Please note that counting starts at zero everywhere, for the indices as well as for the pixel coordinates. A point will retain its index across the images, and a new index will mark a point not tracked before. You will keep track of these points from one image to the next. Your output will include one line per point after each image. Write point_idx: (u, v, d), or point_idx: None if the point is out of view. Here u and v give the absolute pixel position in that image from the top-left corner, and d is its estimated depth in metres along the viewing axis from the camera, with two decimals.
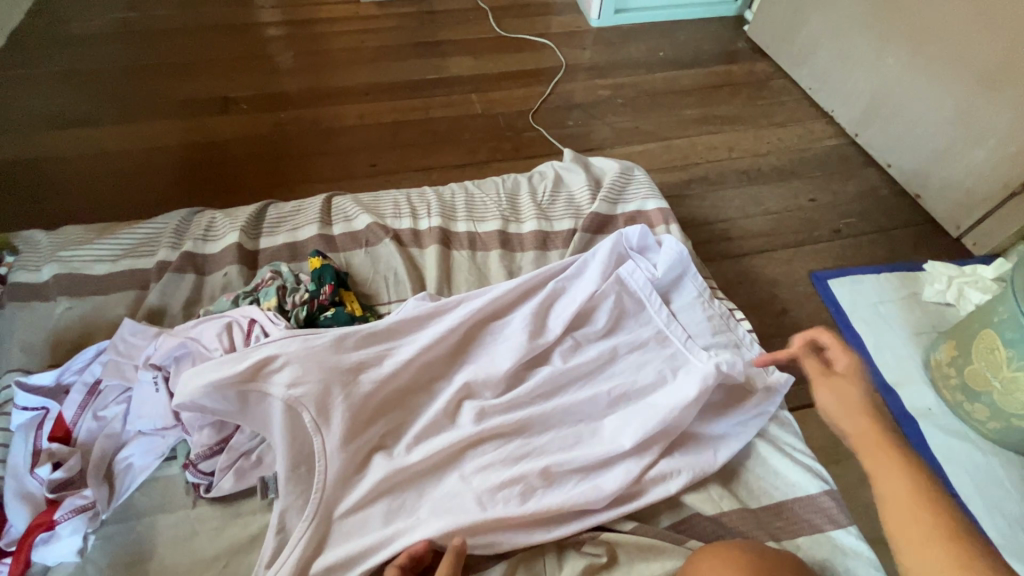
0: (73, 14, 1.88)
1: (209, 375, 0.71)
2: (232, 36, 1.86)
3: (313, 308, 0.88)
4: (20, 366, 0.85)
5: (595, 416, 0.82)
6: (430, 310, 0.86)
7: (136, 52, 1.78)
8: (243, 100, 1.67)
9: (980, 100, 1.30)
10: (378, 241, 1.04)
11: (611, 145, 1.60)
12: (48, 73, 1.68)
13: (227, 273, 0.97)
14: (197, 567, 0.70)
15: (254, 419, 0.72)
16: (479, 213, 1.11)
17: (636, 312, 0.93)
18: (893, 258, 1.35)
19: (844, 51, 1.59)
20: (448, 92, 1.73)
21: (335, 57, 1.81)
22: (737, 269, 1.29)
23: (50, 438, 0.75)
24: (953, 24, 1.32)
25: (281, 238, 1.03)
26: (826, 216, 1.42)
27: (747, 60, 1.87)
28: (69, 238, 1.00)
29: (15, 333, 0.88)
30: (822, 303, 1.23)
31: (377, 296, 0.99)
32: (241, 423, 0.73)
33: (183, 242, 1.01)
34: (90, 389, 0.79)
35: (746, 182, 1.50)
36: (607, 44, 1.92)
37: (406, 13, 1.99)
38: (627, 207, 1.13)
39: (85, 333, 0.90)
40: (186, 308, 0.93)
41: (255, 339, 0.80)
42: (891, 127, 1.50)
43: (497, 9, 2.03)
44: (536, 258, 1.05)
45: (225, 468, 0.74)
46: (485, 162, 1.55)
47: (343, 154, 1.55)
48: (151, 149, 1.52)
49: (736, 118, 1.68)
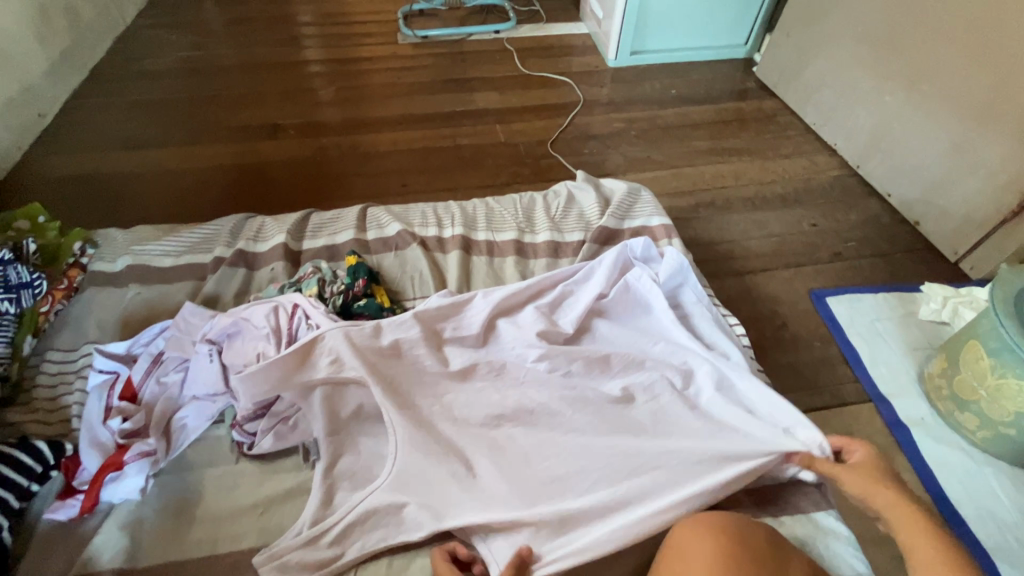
0: (149, 52, 2.14)
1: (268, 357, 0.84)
2: (283, 71, 2.08)
3: (348, 298, 1.00)
4: (95, 339, 0.99)
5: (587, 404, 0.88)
6: (452, 305, 0.96)
7: (200, 85, 2.00)
8: (291, 127, 1.86)
9: (971, 133, 1.38)
10: (406, 246, 1.17)
11: (623, 172, 1.73)
12: (125, 102, 1.91)
13: (274, 268, 1.10)
14: (237, 513, 0.79)
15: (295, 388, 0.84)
16: (498, 224, 1.23)
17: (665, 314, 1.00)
18: (892, 280, 1.41)
19: (846, 89, 1.71)
20: (475, 123, 1.89)
21: (373, 91, 2.01)
22: (740, 285, 1.37)
23: (120, 397, 0.86)
24: (943, 64, 1.42)
25: (321, 241, 1.16)
26: (827, 240, 1.50)
27: (756, 98, 2.00)
28: (141, 236, 1.16)
29: (92, 313, 1.02)
30: (820, 319, 1.29)
31: (403, 293, 1.10)
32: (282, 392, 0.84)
33: (237, 241, 1.15)
34: (155, 358, 0.91)
35: (751, 207, 1.59)
36: (623, 82, 2.08)
37: (440, 53, 2.20)
38: (633, 223, 1.23)
39: (150, 315, 1.03)
40: (236, 298, 1.06)
41: (299, 320, 0.92)
42: (891, 160, 1.58)
43: (522, 51, 2.22)
44: (547, 264, 1.15)
45: (266, 430, 0.85)
46: (506, 184, 1.69)
47: (378, 175, 1.70)
48: (210, 167, 1.70)
49: (743, 150, 1.79)
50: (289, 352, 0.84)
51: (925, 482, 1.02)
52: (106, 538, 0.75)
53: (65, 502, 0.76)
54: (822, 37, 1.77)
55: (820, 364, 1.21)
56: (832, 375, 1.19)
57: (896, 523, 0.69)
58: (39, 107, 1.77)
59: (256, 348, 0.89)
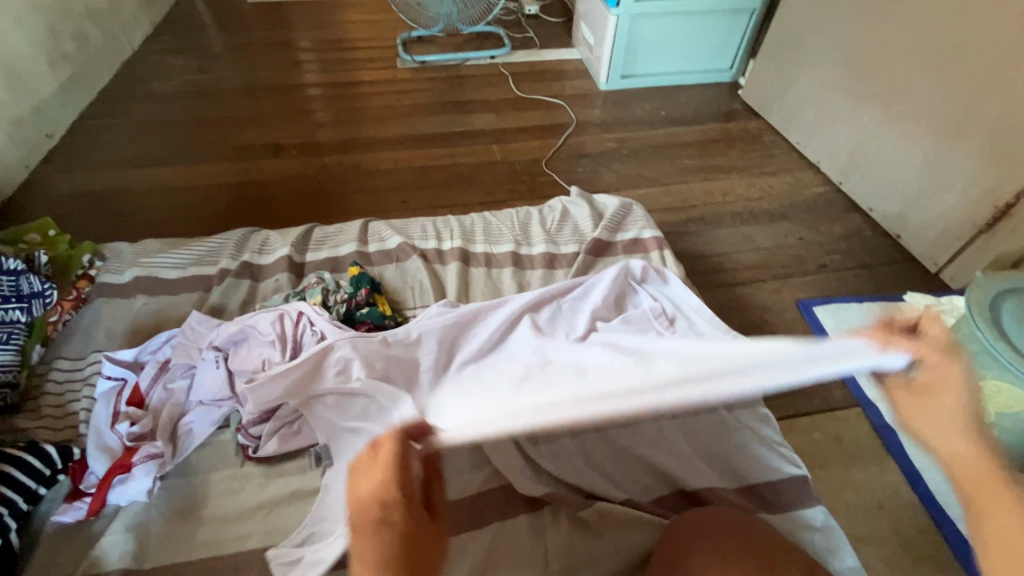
0: (154, 75, 2.21)
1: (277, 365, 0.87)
2: (286, 94, 2.15)
3: (351, 306, 1.04)
4: (102, 348, 1.01)
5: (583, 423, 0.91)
6: (456, 315, 0.99)
7: (205, 108, 2.06)
8: (293, 146, 1.91)
9: (944, 149, 1.45)
10: (407, 258, 1.20)
11: (616, 189, 1.78)
12: (130, 123, 1.97)
13: (279, 279, 1.13)
14: (241, 514, 0.81)
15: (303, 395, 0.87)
16: (495, 237, 1.27)
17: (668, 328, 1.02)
18: (876, 290, 1.45)
19: (826, 110, 1.79)
20: (472, 143, 1.96)
21: (373, 112, 2.07)
22: (730, 296, 1.41)
23: (127, 402, 0.89)
24: (914, 86, 1.50)
25: (324, 253, 1.20)
26: (813, 252, 1.55)
27: (741, 118, 2.08)
28: (148, 249, 1.19)
29: (100, 323, 1.04)
30: (809, 329, 1.33)
31: (404, 302, 1.13)
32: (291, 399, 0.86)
33: (241, 254, 1.19)
34: (161, 365, 0.94)
35: (739, 222, 1.65)
36: (614, 105, 2.16)
37: (437, 77, 2.28)
38: (625, 235, 1.28)
39: (157, 324, 1.05)
40: (241, 307, 1.09)
41: (303, 327, 0.95)
42: (871, 176, 1.65)
43: (517, 75, 2.30)
44: (543, 275, 1.19)
45: (271, 433, 0.87)
46: (503, 200, 1.74)
47: (378, 192, 1.75)
48: (212, 185, 1.74)
49: (731, 167, 1.86)
50: (298, 362, 0.87)
51: (912, 483, 1.05)
52: (114, 539, 0.76)
53: (72, 504, 0.78)
54: (802, 61, 1.86)
55: None
56: (820, 381, 1.22)
57: (982, 496, 0.57)
58: (47, 127, 1.82)
59: (262, 355, 0.92)
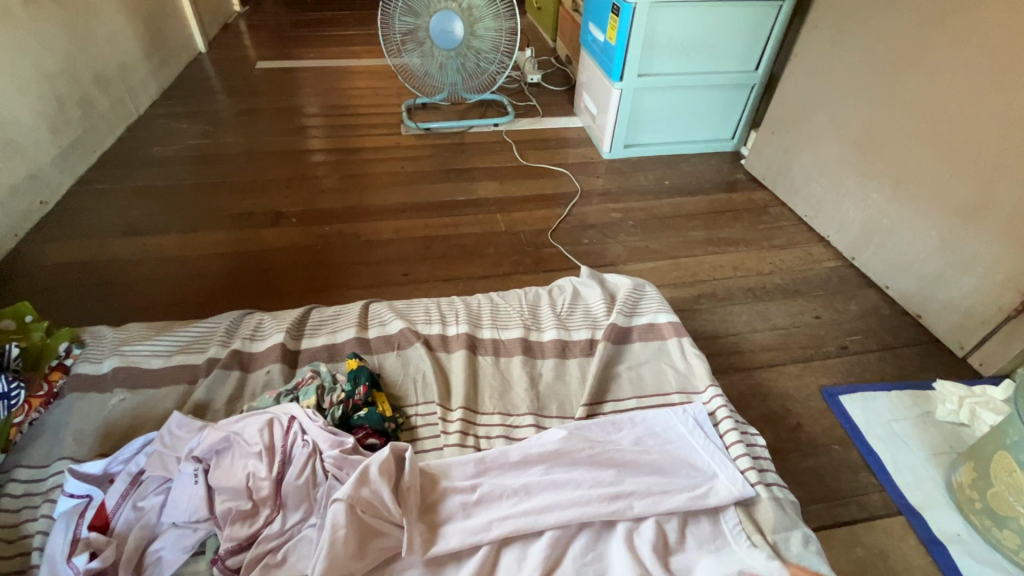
0: (157, 140, 2.20)
1: (275, 523, 0.79)
2: (287, 159, 2.14)
3: (348, 408, 0.95)
4: (70, 454, 0.92)
5: (587, 510, 0.83)
6: (558, 500, 0.84)
7: (204, 173, 2.04)
8: (293, 215, 1.87)
9: (962, 231, 1.40)
10: (409, 345, 1.13)
11: (624, 262, 1.73)
12: (127, 189, 1.93)
13: (270, 371, 1.05)
14: None
15: (300, 543, 0.78)
16: (502, 321, 1.20)
17: (723, 499, 0.87)
18: (902, 374, 1.38)
19: (833, 185, 1.78)
20: (475, 212, 1.92)
21: (376, 179, 2.06)
22: (750, 381, 1.33)
23: (89, 526, 0.78)
24: (923, 166, 1.49)
25: (321, 339, 1.13)
26: (832, 333, 1.48)
27: (746, 189, 2.08)
28: (131, 334, 1.11)
29: (70, 423, 0.96)
30: (836, 420, 1.25)
31: (405, 398, 1.05)
32: (281, 550, 0.77)
33: (232, 340, 1.11)
34: (133, 479, 0.84)
35: (752, 299, 1.59)
36: (618, 173, 2.16)
37: (440, 144, 2.29)
38: (640, 320, 1.21)
39: (134, 426, 0.96)
40: (228, 404, 1.00)
41: (294, 436, 0.87)
42: (883, 253, 1.62)
43: (520, 143, 2.31)
44: (556, 365, 1.11)
45: (250, 566, 0.76)
46: (508, 274, 1.68)
47: (378, 265, 1.69)
48: (204, 256, 1.68)
49: (740, 240, 1.82)
50: (299, 500, 0.81)
51: None
52: None
53: None
54: (807, 135, 1.86)
55: (841, 469, 1.15)
56: (855, 484, 1.13)
57: None
58: (42, 194, 1.79)
59: (247, 468, 0.83)
